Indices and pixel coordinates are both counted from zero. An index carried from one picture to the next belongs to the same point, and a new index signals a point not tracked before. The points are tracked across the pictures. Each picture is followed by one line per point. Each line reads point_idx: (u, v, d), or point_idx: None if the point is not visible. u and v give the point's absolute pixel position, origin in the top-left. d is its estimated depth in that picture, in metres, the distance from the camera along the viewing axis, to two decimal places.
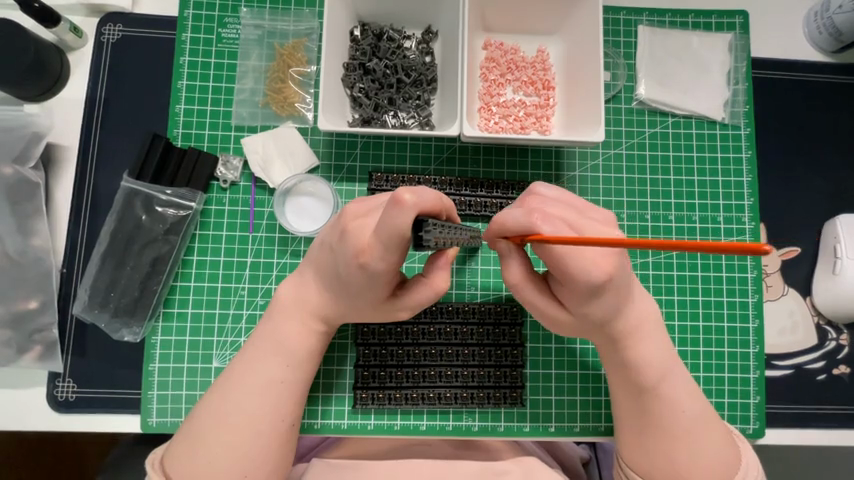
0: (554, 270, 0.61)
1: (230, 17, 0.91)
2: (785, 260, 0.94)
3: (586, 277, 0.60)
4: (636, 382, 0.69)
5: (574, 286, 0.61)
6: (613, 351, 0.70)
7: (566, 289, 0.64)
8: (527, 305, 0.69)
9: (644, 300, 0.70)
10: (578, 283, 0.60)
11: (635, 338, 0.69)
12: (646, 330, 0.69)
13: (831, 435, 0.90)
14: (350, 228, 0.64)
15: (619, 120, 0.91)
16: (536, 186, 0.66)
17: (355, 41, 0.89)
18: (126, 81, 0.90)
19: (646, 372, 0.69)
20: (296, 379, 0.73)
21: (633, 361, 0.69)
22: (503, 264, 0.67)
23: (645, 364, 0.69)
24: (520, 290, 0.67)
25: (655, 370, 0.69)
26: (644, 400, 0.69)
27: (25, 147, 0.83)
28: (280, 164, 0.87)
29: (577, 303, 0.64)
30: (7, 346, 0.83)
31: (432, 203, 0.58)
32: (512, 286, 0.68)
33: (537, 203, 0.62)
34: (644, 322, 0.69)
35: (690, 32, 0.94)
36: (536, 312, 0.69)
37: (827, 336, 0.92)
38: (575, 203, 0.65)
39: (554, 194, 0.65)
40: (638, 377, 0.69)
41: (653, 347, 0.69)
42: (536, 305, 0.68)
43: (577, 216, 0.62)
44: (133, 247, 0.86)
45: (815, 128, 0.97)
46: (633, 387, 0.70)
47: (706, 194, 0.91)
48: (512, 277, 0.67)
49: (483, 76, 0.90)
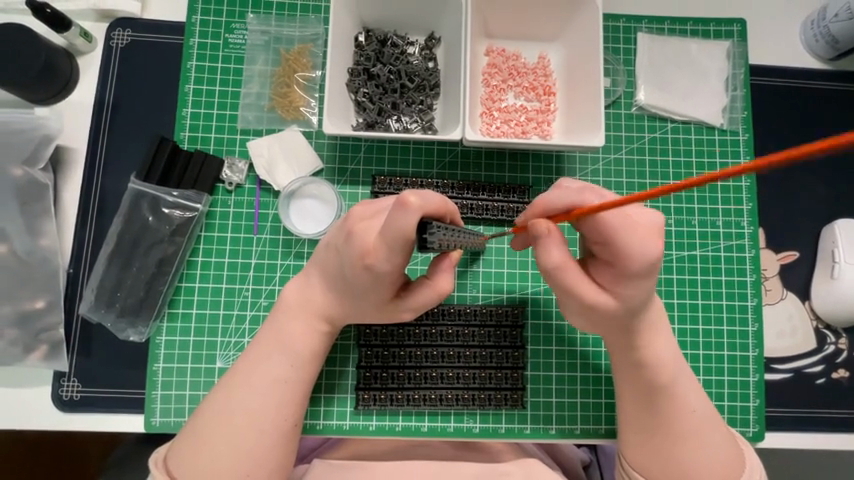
0: (608, 246, 0.62)
1: (237, 22, 0.93)
2: (783, 264, 0.95)
3: (640, 252, 0.60)
4: (650, 383, 0.70)
5: (626, 265, 0.61)
6: (627, 352, 0.70)
7: (613, 268, 0.63)
8: (562, 291, 0.66)
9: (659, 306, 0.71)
10: (636, 260, 0.60)
11: (652, 336, 0.69)
12: (662, 330, 0.70)
13: (829, 439, 0.90)
14: (356, 230, 0.65)
15: (619, 125, 0.93)
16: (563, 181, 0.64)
17: (360, 47, 0.90)
18: (134, 85, 0.92)
19: (660, 371, 0.69)
20: (299, 379, 0.74)
21: (648, 360, 0.69)
22: (540, 248, 0.63)
23: (655, 364, 0.69)
24: (560, 275, 0.64)
25: (668, 370, 0.69)
26: (654, 402, 0.70)
27: (35, 149, 0.85)
28: (285, 166, 0.88)
29: (625, 285, 0.63)
30: (13, 345, 0.84)
31: (435, 205, 0.59)
32: (550, 271, 0.64)
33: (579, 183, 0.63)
34: (658, 325, 0.70)
35: (689, 39, 0.95)
36: (573, 300, 0.66)
37: (825, 340, 0.93)
38: None
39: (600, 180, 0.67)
40: (649, 379, 0.70)
41: (667, 348, 0.70)
42: (575, 291, 0.64)
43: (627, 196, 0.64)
44: (139, 248, 0.87)
45: (812, 135, 0.98)
46: (646, 388, 0.70)
47: (705, 198, 0.92)
48: (554, 259, 0.62)
49: (486, 81, 0.91)
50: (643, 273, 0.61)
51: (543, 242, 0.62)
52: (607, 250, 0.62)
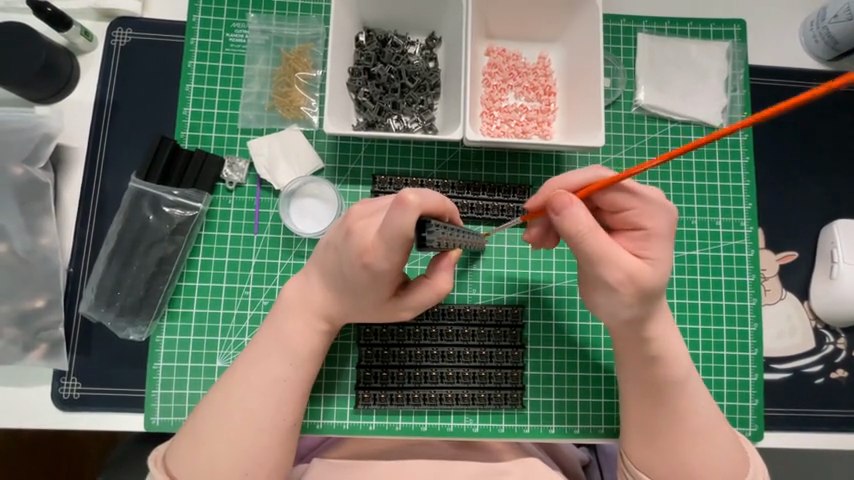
0: (629, 209, 0.70)
1: (238, 22, 0.93)
2: (782, 265, 0.95)
3: (661, 209, 0.69)
4: (658, 381, 0.70)
5: (654, 226, 0.69)
6: (639, 344, 0.70)
7: (638, 234, 0.70)
8: (596, 261, 0.64)
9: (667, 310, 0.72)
10: (663, 217, 0.69)
11: (663, 329, 0.70)
12: (669, 326, 0.71)
13: (828, 439, 0.91)
14: (356, 229, 0.65)
15: (619, 125, 0.93)
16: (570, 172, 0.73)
17: (360, 47, 0.90)
18: (134, 84, 0.92)
19: (668, 368, 0.70)
20: (298, 379, 0.73)
21: (659, 355, 0.70)
22: (569, 214, 0.63)
23: (663, 361, 0.70)
24: (594, 238, 0.63)
25: (675, 368, 0.70)
26: (660, 399, 0.70)
27: (35, 148, 0.85)
28: (285, 166, 0.88)
29: (655, 247, 0.69)
30: (13, 343, 0.84)
31: (433, 204, 0.60)
32: (584, 235, 0.63)
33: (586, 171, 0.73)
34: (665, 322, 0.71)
35: (688, 40, 0.96)
36: (612, 268, 0.64)
37: (824, 340, 0.93)
38: None
39: None
40: (657, 378, 0.70)
41: (674, 346, 0.71)
42: (610, 255, 0.63)
43: None
44: (139, 247, 0.86)
45: (812, 135, 0.98)
46: (653, 387, 0.70)
47: (704, 199, 0.93)
48: (588, 221, 0.63)
49: (486, 81, 0.91)
50: (669, 234, 0.69)
51: (570, 210, 0.63)
52: (628, 215, 0.70)
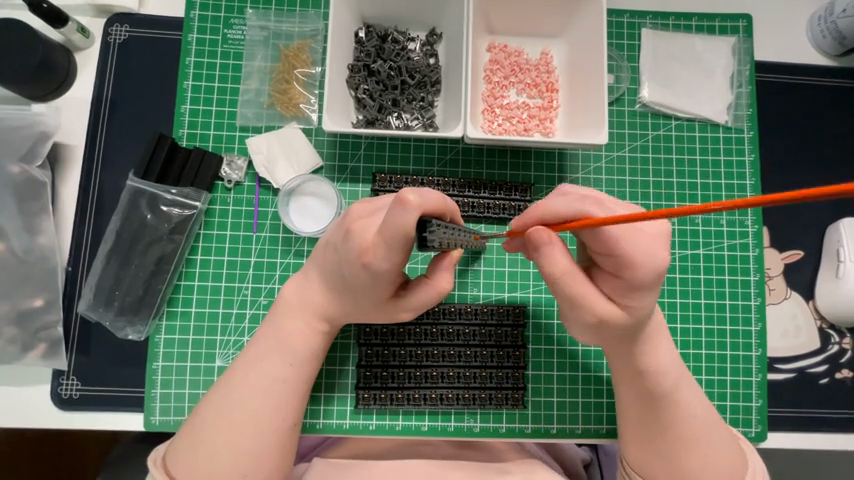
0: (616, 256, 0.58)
1: (236, 18, 0.92)
2: (787, 264, 0.94)
3: (649, 262, 0.58)
4: (652, 392, 0.69)
5: (634, 278, 0.59)
6: (626, 359, 0.69)
7: (620, 282, 0.61)
8: (568, 301, 0.62)
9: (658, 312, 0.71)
10: (644, 274, 0.58)
11: (651, 345, 0.68)
12: (663, 336, 0.70)
13: (832, 440, 0.90)
14: (355, 229, 0.64)
15: (622, 122, 0.92)
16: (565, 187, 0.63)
17: (360, 43, 0.89)
18: (131, 82, 0.91)
19: (662, 379, 0.68)
20: (298, 378, 0.73)
21: (647, 369, 0.68)
22: (542, 256, 0.60)
23: (658, 371, 0.68)
24: (563, 283, 0.60)
25: (668, 376, 0.68)
26: (654, 409, 0.69)
27: (33, 145, 0.84)
28: (285, 164, 0.87)
29: (635, 296, 0.61)
30: (12, 343, 0.83)
31: (434, 203, 0.59)
32: (553, 278, 0.61)
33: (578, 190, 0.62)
34: (657, 331, 0.69)
35: (694, 35, 0.94)
36: (580, 311, 0.63)
37: (829, 340, 0.92)
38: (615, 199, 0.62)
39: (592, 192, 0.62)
40: (652, 385, 0.68)
41: (667, 354, 0.69)
42: (581, 300, 0.61)
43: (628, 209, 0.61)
44: (138, 247, 0.86)
45: (819, 133, 0.97)
46: (648, 397, 0.69)
47: (708, 197, 0.91)
48: (558, 266, 0.60)
49: (487, 78, 0.90)
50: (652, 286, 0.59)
51: (548, 250, 0.59)
52: (611, 261, 0.59)
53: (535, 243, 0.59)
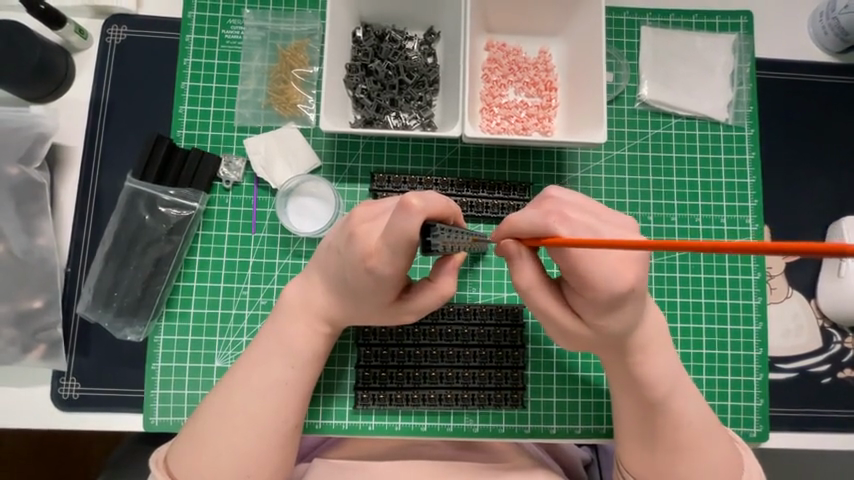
0: (575, 275, 0.58)
1: (233, 18, 0.92)
2: (789, 263, 0.93)
3: (607, 284, 0.58)
4: (643, 397, 0.68)
5: (594, 296, 0.59)
6: (621, 368, 0.69)
7: (585, 300, 0.61)
8: (540, 312, 0.65)
9: (654, 313, 0.69)
10: (602, 292, 0.58)
11: (643, 358, 0.67)
12: (661, 345, 0.69)
13: (832, 439, 0.89)
14: (359, 233, 0.63)
15: (621, 121, 0.91)
16: (552, 189, 0.61)
17: (357, 42, 0.89)
18: (130, 83, 0.91)
19: (656, 386, 0.68)
20: (299, 379, 0.73)
21: (642, 380, 0.68)
22: (513, 268, 0.62)
23: (652, 382, 0.67)
24: (533, 294, 0.63)
25: (664, 385, 0.68)
26: (648, 415, 0.69)
27: (31, 147, 0.84)
28: (283, 164, 0.87)
29: (601, 315, 0.62)
30: (12, 344, 0.83)
31: (438, 208, 0.58)
32: (524, 290, 0.63)
33: (558, 199, 0.60)
34: (650, 344, 0.68)
35: (694, 32, 0.93)
36: (552, 321, 0.65)
37: (831, 340, 0.91)
38: (594, 208, 0.60)
39: (573, 200, 0.60)
40: (646, 389, 0.68)
41: (665, 361, 0.68)
42: (551, 313, 0.64)
43: (597, 225, 0.59)
44: (136, 248, 0.86)
45: (821, 129, 0.96)
46: (640, 402, 0.69)
47: (708, 195, 0.91)
48: (523, 280, 0.62)
49: (486, 77, 0.90)
50: (613, 303, 0.59)
51: (514, 262, 0.61)
52: (571, 280, 0.59)
53: (505, 255, 0.61)
